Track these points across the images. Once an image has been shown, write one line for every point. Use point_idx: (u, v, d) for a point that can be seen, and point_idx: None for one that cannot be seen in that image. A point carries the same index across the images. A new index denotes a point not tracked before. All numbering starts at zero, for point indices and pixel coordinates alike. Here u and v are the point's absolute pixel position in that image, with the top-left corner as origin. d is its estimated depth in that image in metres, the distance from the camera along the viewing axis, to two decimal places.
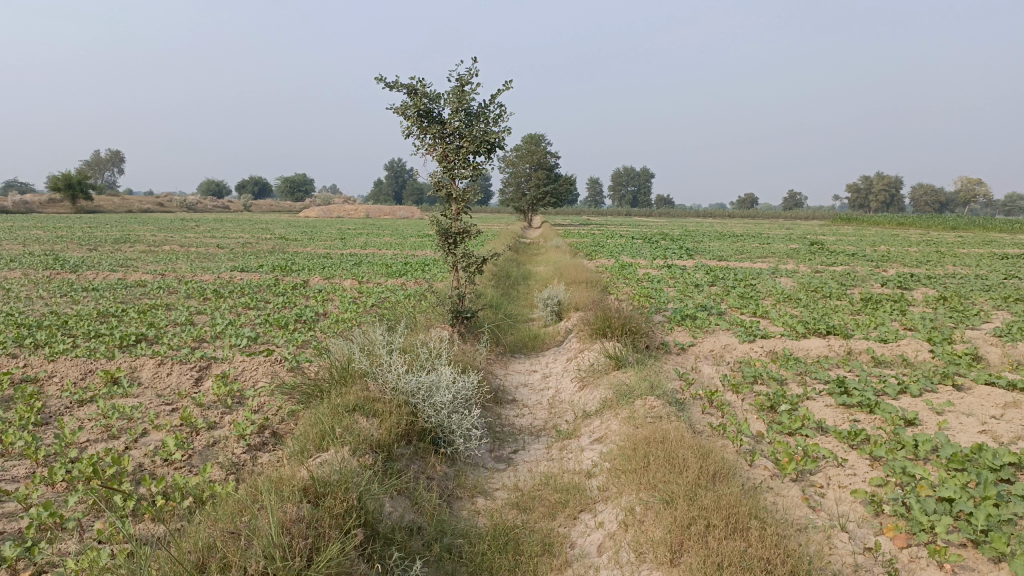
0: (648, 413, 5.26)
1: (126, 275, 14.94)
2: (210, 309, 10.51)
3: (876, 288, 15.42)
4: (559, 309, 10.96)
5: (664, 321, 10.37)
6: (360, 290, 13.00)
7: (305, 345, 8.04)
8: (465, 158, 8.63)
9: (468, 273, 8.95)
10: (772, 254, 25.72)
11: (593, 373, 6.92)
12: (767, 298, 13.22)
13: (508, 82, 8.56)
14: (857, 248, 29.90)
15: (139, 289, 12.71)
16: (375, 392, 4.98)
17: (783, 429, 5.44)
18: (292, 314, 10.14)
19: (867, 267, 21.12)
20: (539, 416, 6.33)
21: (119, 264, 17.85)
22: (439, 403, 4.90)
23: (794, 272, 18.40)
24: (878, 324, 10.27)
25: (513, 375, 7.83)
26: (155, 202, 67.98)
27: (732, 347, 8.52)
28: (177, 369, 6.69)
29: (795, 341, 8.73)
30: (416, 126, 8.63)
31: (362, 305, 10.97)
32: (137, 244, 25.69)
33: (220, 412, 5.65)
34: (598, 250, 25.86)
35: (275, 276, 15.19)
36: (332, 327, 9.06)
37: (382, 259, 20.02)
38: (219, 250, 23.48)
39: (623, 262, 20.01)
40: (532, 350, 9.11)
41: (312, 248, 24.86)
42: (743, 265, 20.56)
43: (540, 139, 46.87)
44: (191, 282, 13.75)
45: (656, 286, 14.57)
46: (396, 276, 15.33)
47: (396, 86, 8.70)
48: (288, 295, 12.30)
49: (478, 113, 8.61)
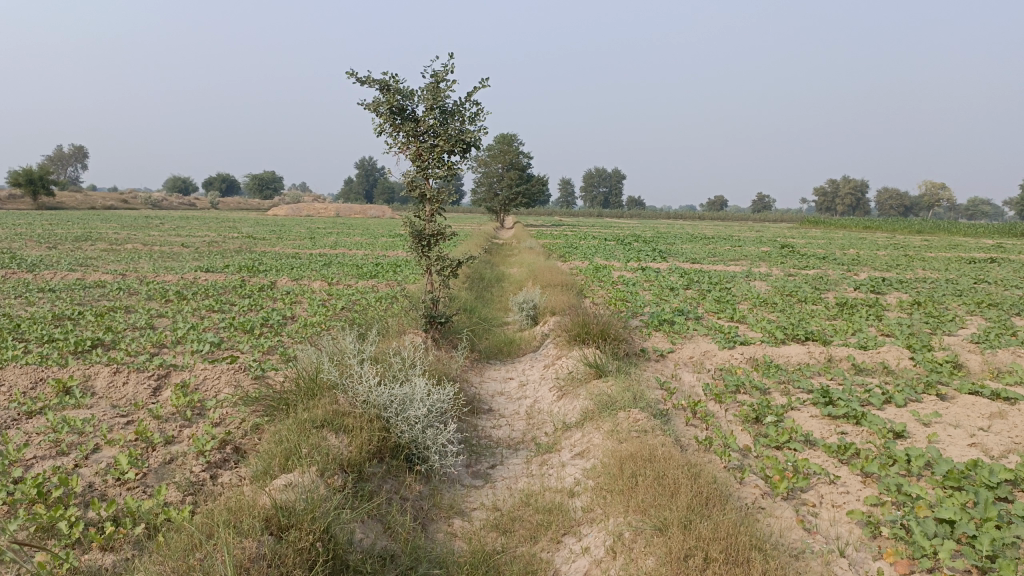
0: (633, 426, 5.03)
1: (85, 275, 14.42)
2: (172, 312, 10.10)
3: (850, 292, 15.40)
4: (534, 314, 10.72)
5: (642, 326, 10.18)
6: (329, 292, 12.64)
7: (271, 351, 7.70)
8: (439, 158, 8.32)
9: (442, 277, 8.67)
10: (744, 256, 25.77)
11: (573, 383, 6.69)
12: (743, 303, 13.10)
13: (485, 80, 8.30)
14: (827, 251, 30.05)
15: (98, 290, 12.22)
16: (345, 405, 4.69)
17: (771, 442, 5.24)
18: (259, 318, 9.77)
19: (839, 270, 21.18)
20: (516, 427, 6.07)
21: (79, 263, 17.25)
22: (414, 418, 4.63)
23: (767, 276, 18.35)
24: (855, 330, 10.17)
25: (489, 383, 7.57)
26: (119, 198, 66.59)
27: (711, 354, 8.35)
28: (134, 378, 6.32)
29: (775, 348, 8.57)
30: (389, 124, 8.34)
31: (331, 309, 10.63)
32: (98, 242, 24.99)
33: (178, 426, 5.31)
34: (571, 251, 25.66)
35: (241, 277, 14.75)
36: (300, 332, 8.72)
37: (352, 259, 19.65)
38: (184, 249, 22.88)
39: (597, 265, 19.84)
40: (508, 356, 8.85)
41: (281, 248, 24.34)
42: (717, 268, 20.50)
43: (512, 140, 46.61)
44: (154, 283, 13.27)
45: (631, 290, 14.38)
46: (367, 277, 14.98)
47: (368, 81, 8.40)
48: (255, 297, 11.89)
49: (453, 111, 8.34)
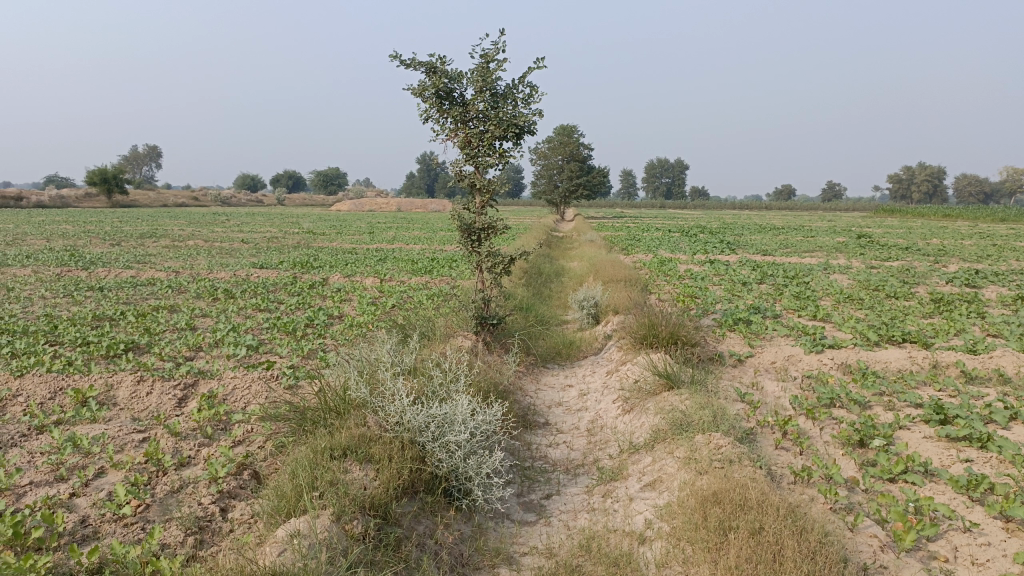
0: (714, 452, 4.21)
1: (138, 273, 14.20)
2: (216, 311, 9.66)
3: (943, 285, 14.11)
4: (596, 312, 9.94)
5: (715, 326, 9.30)
6: (381, 290, 12.09)
7: (311, 355, 7.12)
8: (490, 144, 7.62)
9: (494, 275, 7.94)
10: (819, 248, 24.34)
11: (640, 395, 5.89)
12: (824, 299, 12.03)
13: (539, 59, 7.56)
14: (908, 242, 28.35)
15: (147, 289, 11.92)
16: (373, 428, 4.01)
17: (882, 474, 4.39)
18: (304, 317, 9.23)
19: (925, 262, 19.70)
20: (576, 447, 5.31)
21: (137, 260, 17.17)
22: (455, 444, 3.90)
23: (847, 268, 17.08)
24: (958, 331, 9.06)
25: (545, 392, 6.82)
26: (189, 196, 68.08)
27: (797, 359, 7.43)
28: (159, 388, 5.80)
29: (869, 353, 7.60)
30: (435, 109, 7.69)
31: (381, 308, 10.04)
32: (162, 239, 25.18)
33: (196, 446, 4.74)
34: (634, 243, 24.73)
35: (293, 273, 14.34)
36: (344, 334, 8.14)
37: (409, 254, 19.17)
38: (243, 244, 22.74)
39: (662, 258, 18.86)
40: (567, 360, 8.09)
41: (339, 243, 24.04)
42: (791, 261, 19.28)
43: (572, 131, 45.48)
44: (204, 280, 12.93)
45: (700, 285, 13.42)
46: (422, 274, 14.43)
47: (412, 64, 7.76)
48: (303, 295, 11.41)
49: (505, 93, 7.62)
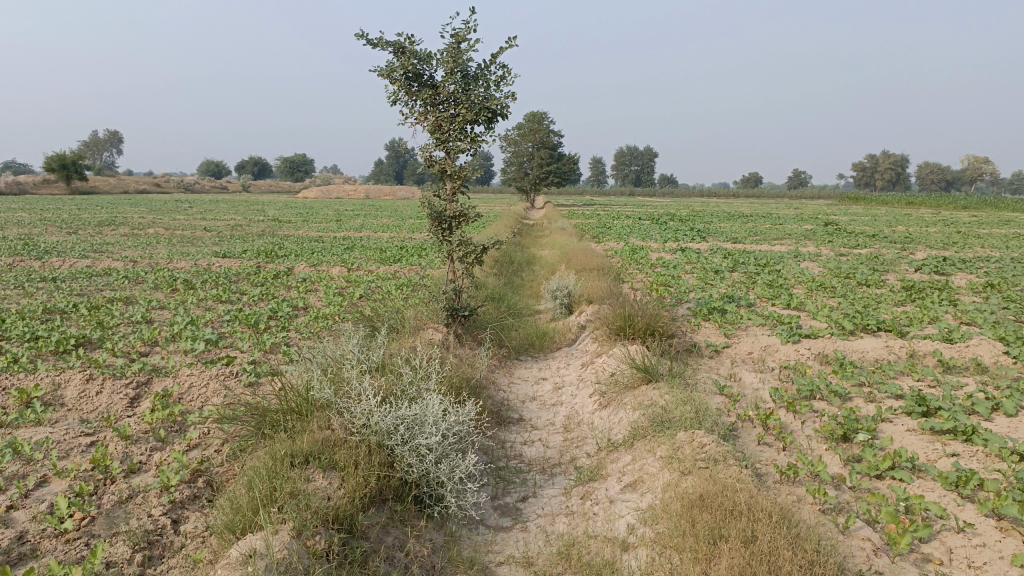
0: (698, 451, 4.02)
1: (95, 262, 13.68)
2: (175, 303, 9.27)
3: (912, 273, 14.16)
4: (569, 302, 9.73)
5: (690, 316, 9.15)
6: (348, 279, 11.76)
7: (274, 350, 6.82)
8: (461, 129, 7.35)
9: (465, 264, 7.68)
10: (788, 235, 24.44)
11: (618, 390, 5.69)
12: (797, 287, 11.96)
13: (511, 39, 7.30)
14: (874, 229, 28.63)
15: (103, 279, 11.46)
16: (337, 431, 3.75)
17: (869, 470, 4.24)
18: (268, 309, 8.90)
19: (893, 249, 19.84)
20: (552, 445, 5.09)
21: (94, 248, 16.58)
22: (426, 447, 3.66)
23: (817, 256, 17.10)
24: (932, 319, 9.02)
25: (518, 386, 6.60)
26: (152, 183, 66.59)
27: (774, 349, 7.30)
28: (109, 387, 5.47)
29: (847, 342, 7.49)
30: (404, 91, 7.40)
31: (348, 299, 9.74)
32: (122, 227, 24.50)
33: (148, 452, 4.45)
34: (604, 231, 24.61)
35: (258, 263, 13.94)
36: (310, 326, 7.84)
37: (377, 243, 18.82)
38: (207, 233, 22.18)
39: (633, 246, 18.74)
40: (540, 351, 7.87)
41: (305, 231, 23.57)
42: (762, 248, 19.28)
43: (542, 117, 45.16)
44: (164, 270, 12.49)
45: (673, 273, 13.29)
46: (390, 262, 14.12)
47: (379, 44, 7.44)
48: (267, 285, 11.04)
49: (476, 75, 7.34)
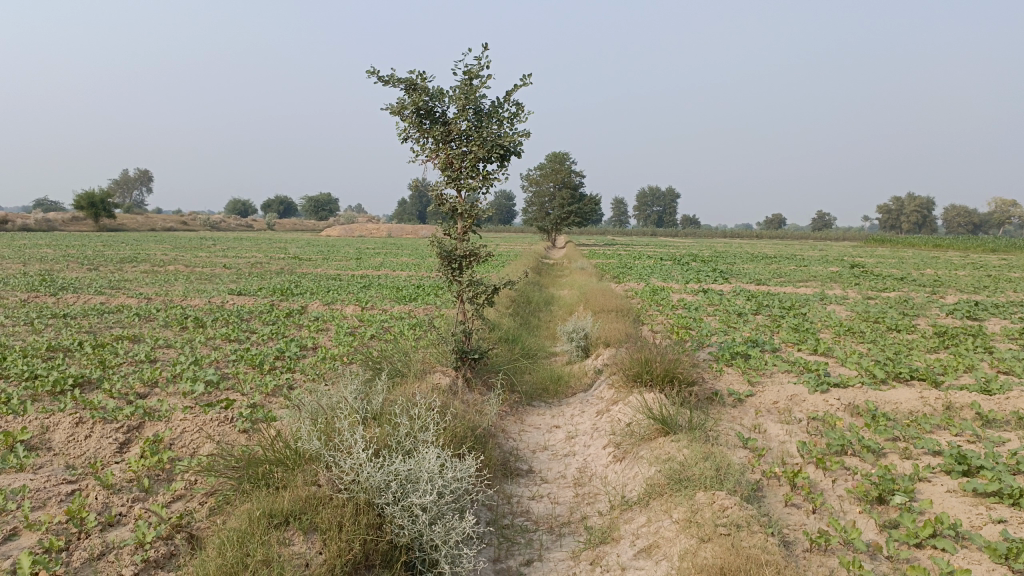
0: (718, 515, 3.67)
1: (109, 299, 13.60)
2: (181, 341, 9.08)
3: (944, 318, 13.68)
4: (586, 344, 9.40)
5: (711, 361, 8.80)
6: (360, 318, 11.55)
7: (276, 392, 6.56)
8: (473, 166, 7.16)
9: (476, 306, 7.42)
10: (813, 277, 23.99)
11: (634, 442, 5.35)
12: (823, 331, 11.55)
13: (525, 76, 7.13)
14: (902, 271, 28.07)
15: (114, 316, 11.32)
16: (322, 488, 3.46)
17: (908, 538, 3.85)
18: (275, 349, 8.67)
19: (922, 292, 19.32)
20: (561, 500, 4.75)
21: (111, 285, 16.57)
22: (419, 507, 3.35)
23: (844, 299, 16.68)
24: (967, 367, 8.58)
25: (529, 434, 6.27)
26: (178, 220, 67.45)
27: (801, 398, 6.93)
28: (98, 432, 5.22)
29: (878, 392, 7.09)
30: (415, 128, 7.24)
31: (358, 339, 9.50)
32: (142, 263, 24.60)
33: (128, 503, 4.17)
34: (625, 271, 24.31)
35: (272, 301, 13.78)
36: (316, 367, 7.59)
37: (394, 281, 18.66)
38: (225, 270, 22.18)
39: (654, 287, 18.37)
40: (554, 397, 7.54)
41: (324, 269, 23.51)
42: (786, 291, 18.87)
43: (563, 158, 45.20)
44: (176, 308, 12.34)
45: (694, 316, 12.90)
46: (406, 301, 13.90)
47: (391, 80, 7.31)
48: (278, 324, 10.84)
49: (489, 112, 7.17)
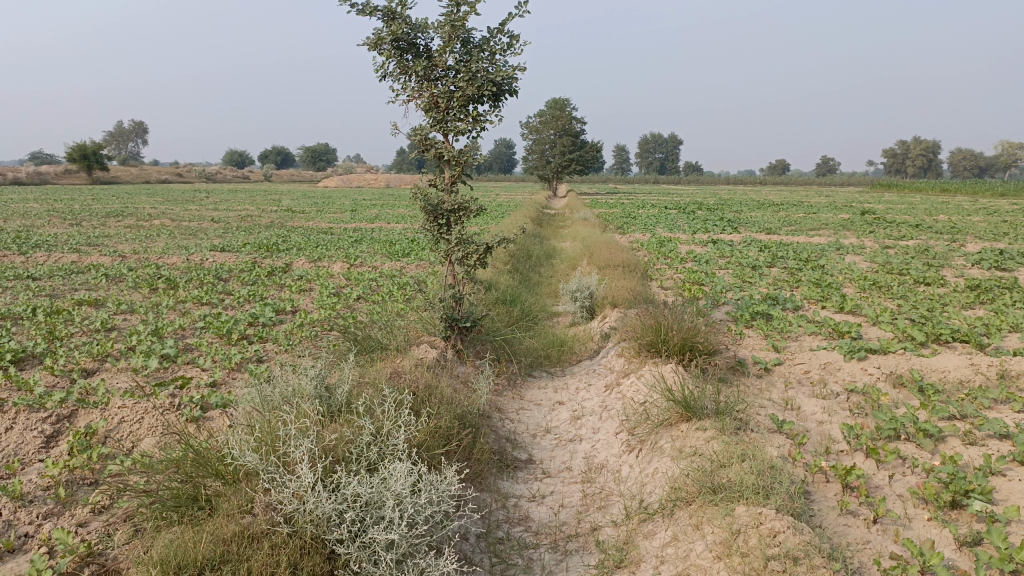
0: (767, 543, 2.88)
1: (82, 258, 12.69)
2: (147, 306, 8.24)
3: (970, 269, 12.84)
4: (591, 305, 8.60)
5: (729, 323, 7.99)
6: (348, 277, 10.71)
7: (241, 368, 5.76)
8: (462, 107, 6.24)
9: (467, 267, 6.56)
10: (825, 225, 23.04)
11: (650, 429, 4.56)
12: (846, 286, 10.72)
13: (522, 2, 6.14)
14: (914, 218, 27.15)
15: (82, 277, 10.47)
16: (255, 523, 2.68)
17: (1002, 563, 3.06)
18: (249, 313, 7.84)
19: (941, 241, 18.40)
20: (568, 503, 3.97)
21: (89, 242, 15.62)
22: (382, 544, 2.59)
23: (861, 249, 15.84)
24: (1012, 326, 7.73)
25: (529, 413, 5.49)
26: (173, 172, 66.02)
27: (837, 368, 6.13)
28: (22, 423, 4.43)
29: (921, 359, 6.28)
30: (395, 64, 6.30)
31: (342, 301, 8.67)
32: (127, 218, 23.59)
33: (37, 520, 3.39)
34: (630, 222, 23.35)
35: (255, 258, 12.90)
36: (290, 336, 6.79)
37: (389, 235, 17.76)
38: (212, 224, 21.25)
39: (660, 238, 17.52)
40: (556, 366, 6.76)
41: (317, 222, 22.60)
42: (799, 240, 18.01)
43: (564, 104, 43.95)
44: (150, 267, 11.47)
45: (706, 270, 12.04)
46: (398, 257, 13.06)
47: (367, 8, 6.33)
48: (258, 284, 10.00)
49: (480, 43, 6.22)
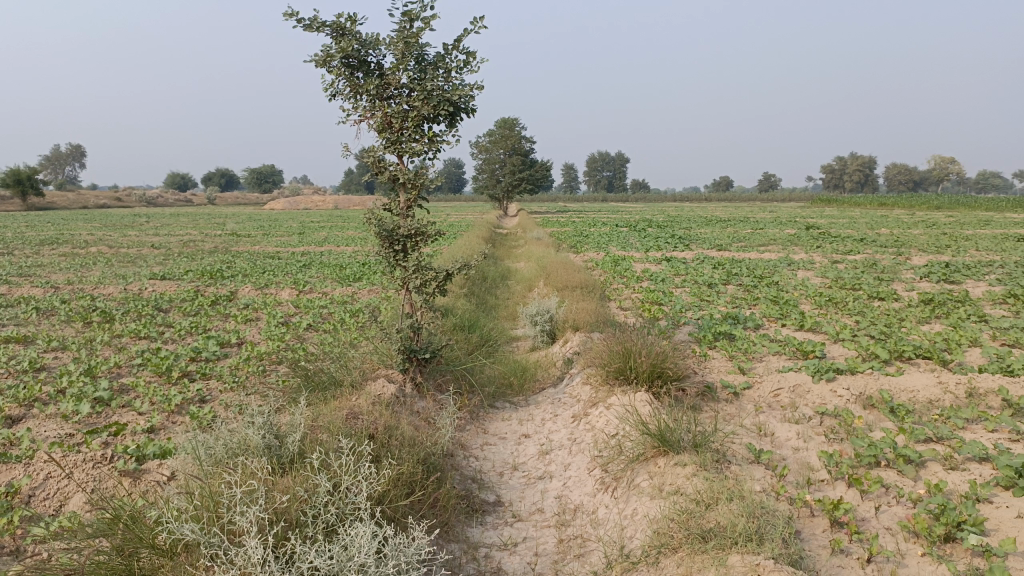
0: None
1: (10, 290, 11.98)
2: (79, 342, 7.71)
3: (920, 283, 13.02)
4: (551, 328, 8.37)
5: (693, 343, 7.83)
6: (297, 304, 10.29)
7: (182, 410, 5.34)
8: (416, 126, 5.98)
9: (424, 294, 6.27)
10: (774, 240, 23.33)
11: (625, 464, 4.32)
12: (803, 303, 10.71)
13: (477, 18, 5.92)
14: (858, 232, 27.76)
15: (10, 312, 9.83)
16: None
17: None
18: (191, 347, 7.38)
19: (888, 254, 18.74)
20: (543, 551, 3.69)
21: (19, 272, 14.81)
22: None
23: (812, 264, 16.00)
24: (971, 340, 7.75)
25: (494, 449, 5.20)
26: (112, 197, 63.98)
27: (806, 391, 5.99)
28: None
29: (889, 378, 6.19)
30: (345, 82, 6.01)
31: (291, 331, 8.28)
32: (61, 246, 22.60)
33: None
34: (582, 240, 23.31)
35: (198, 286, 12.35)
36: (236, 371, 6.39)
37: (338, 258, 17.31)
38: (153, 250, 20.45)
39: (615, 256, 17.46)
40: (519, 395, 6.49)
41: (263, 247, 21.96)
42: (751, 256, 18.14)
43: (513, 124, 44.01)
44: (85, 298, 10.85)
45: (663, 289, 11.94)
46: (350, 282, 12.66)
47: (314, 24, 6.03)
48: (201, 315, 9.52)
49: (434, 61, 5.98)
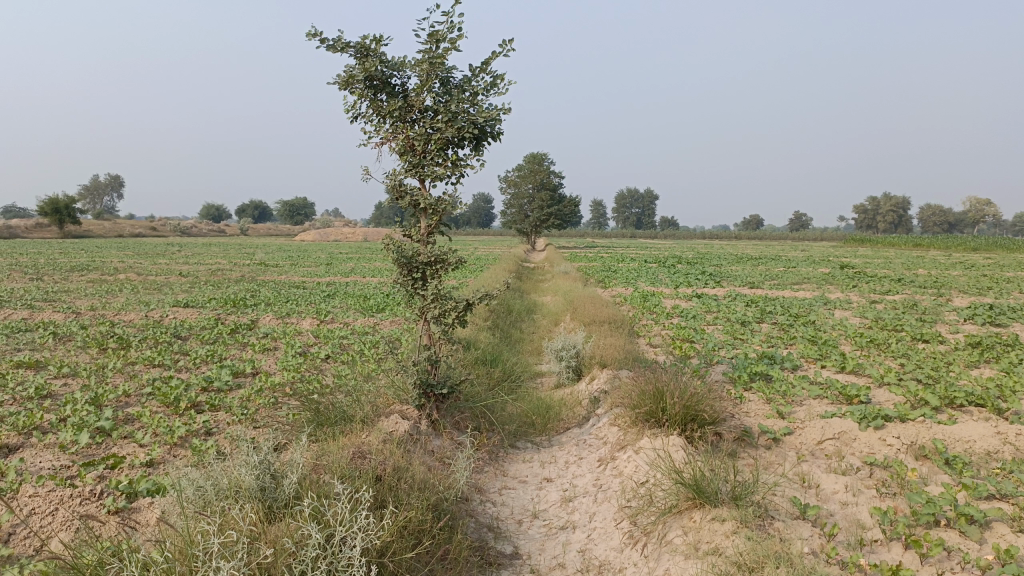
0: None
1: (32, 315, 11.88)
2: (91, 368, 7.50)
3: (965, 325, 12.44)
4: (577, 365, 7.99)
5: (728, 384, 7.40)
6: (317, 334, 10.04)
7: (185, 442, 5.05)
8: (440, 150, 5.74)
9: (443, 326, 5.96)
10: (808, 279, 22.74)
11: (656, 517, 3.94)
12: (842, 344, 10.22)
13: (506, 40, 5.70)
14: (894, 273, 27.03)
15: (27, 336, 9.69)
16: None
17: None
18: (203, 377, 7.12)
19: (928, 295, 18.10)
20: None
21: (45, 298, 14.80)
22: None
23: (849, 304, 15.46)
24: None
25: (513, 494, 4.84)
26: (147, 226, 65.00)
27: (853, 439, 5.54)
28: None
29: (942, 427, 5.72)
30: (367, 104, 5.80)
31: (308, 361, 8.00)
32: (91, 272, 22.74)
33: None
34: (611, 276, 22.92)
35: (220, 314, 12.18)
36: (246, 403, 6.10)
37: (363, 289, 17.12)
38: (180, 278, 20.45)
39: (644, 292, 17.02)
40: (542, 434, 6.12)
41: (289, 277, 21.88)
42: (785, 295, 17.63)
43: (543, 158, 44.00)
44: (105, 324, 10.70)
45: (694, 326, 11.51)
46: (372, 313, 12.41)
47: (337, 44, 5.84)
48: (219, 343, 9.29)
49: (460, 83, 5.75)
